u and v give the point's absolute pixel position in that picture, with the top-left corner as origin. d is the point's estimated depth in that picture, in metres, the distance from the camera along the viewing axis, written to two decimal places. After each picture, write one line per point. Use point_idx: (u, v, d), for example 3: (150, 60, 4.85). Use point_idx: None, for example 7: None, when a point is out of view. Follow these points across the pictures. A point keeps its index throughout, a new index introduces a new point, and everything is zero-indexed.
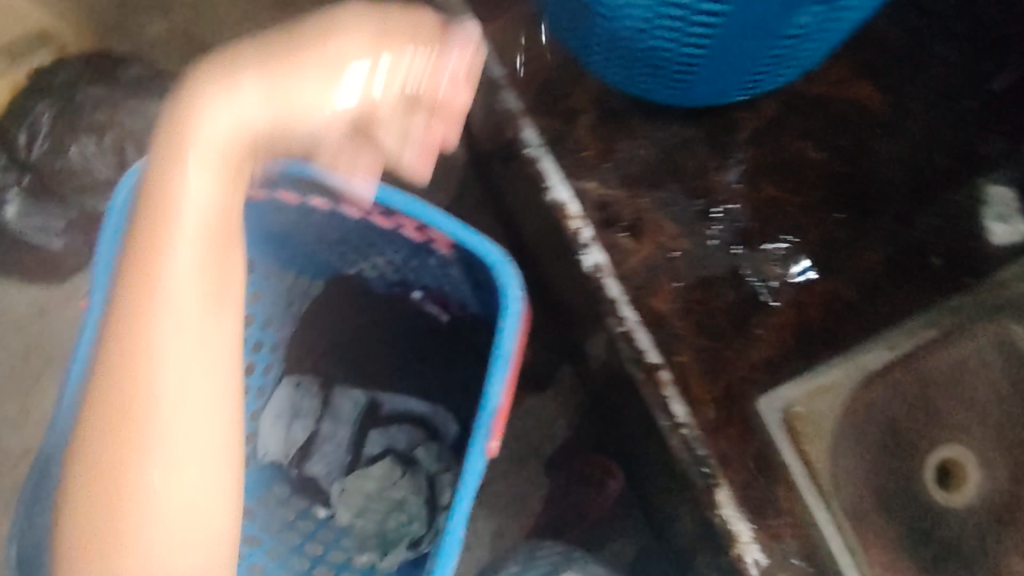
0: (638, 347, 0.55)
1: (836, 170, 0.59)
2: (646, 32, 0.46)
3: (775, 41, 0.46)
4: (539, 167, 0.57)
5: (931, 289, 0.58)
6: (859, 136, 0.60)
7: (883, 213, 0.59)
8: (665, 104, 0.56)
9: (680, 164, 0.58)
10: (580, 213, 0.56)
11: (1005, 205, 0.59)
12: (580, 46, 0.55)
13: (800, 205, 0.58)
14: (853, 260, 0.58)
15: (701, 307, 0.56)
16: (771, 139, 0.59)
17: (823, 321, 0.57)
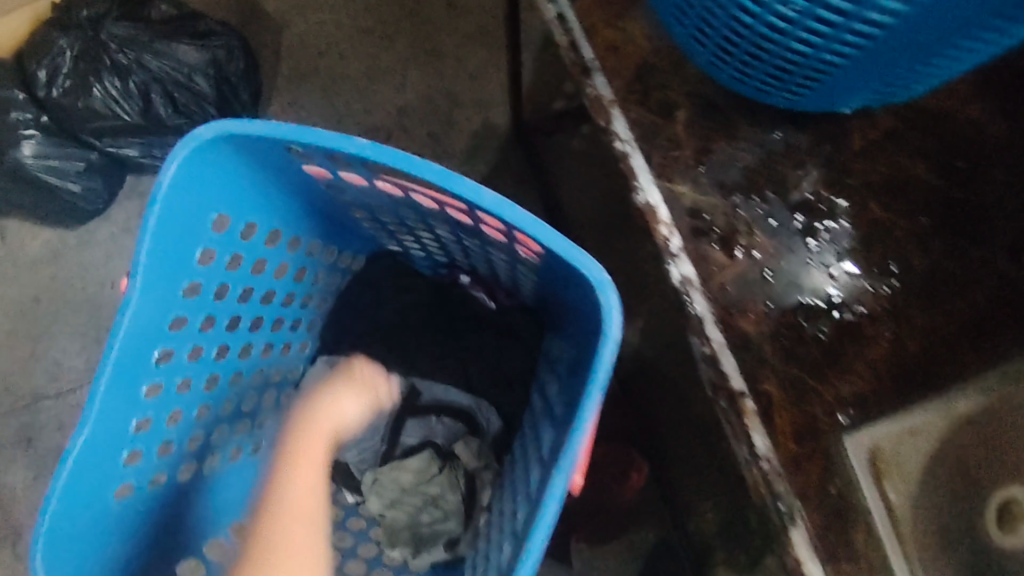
0: (722, 371, 0.51)
1: (953, 192, 0.54)
2: (785, 31, 0.41)
3: (927, 59, 0.41)
4: (630, 164, 0.53)
5: None
6: (980, 155, 0.54)
7: (999, 244, 0.53)
8: (777, 107, 0.51)
9: (779, 174, 0.54)
10: (670, 218, 0.52)
11: None
12: (690, 39, 0.49)
13: (909, 229, 0.54)
14: (966, 294, 0.53)
15: (793, 333, 0.52)
16: (886, 153, 0.55)
17: (924, 361, 0.53)
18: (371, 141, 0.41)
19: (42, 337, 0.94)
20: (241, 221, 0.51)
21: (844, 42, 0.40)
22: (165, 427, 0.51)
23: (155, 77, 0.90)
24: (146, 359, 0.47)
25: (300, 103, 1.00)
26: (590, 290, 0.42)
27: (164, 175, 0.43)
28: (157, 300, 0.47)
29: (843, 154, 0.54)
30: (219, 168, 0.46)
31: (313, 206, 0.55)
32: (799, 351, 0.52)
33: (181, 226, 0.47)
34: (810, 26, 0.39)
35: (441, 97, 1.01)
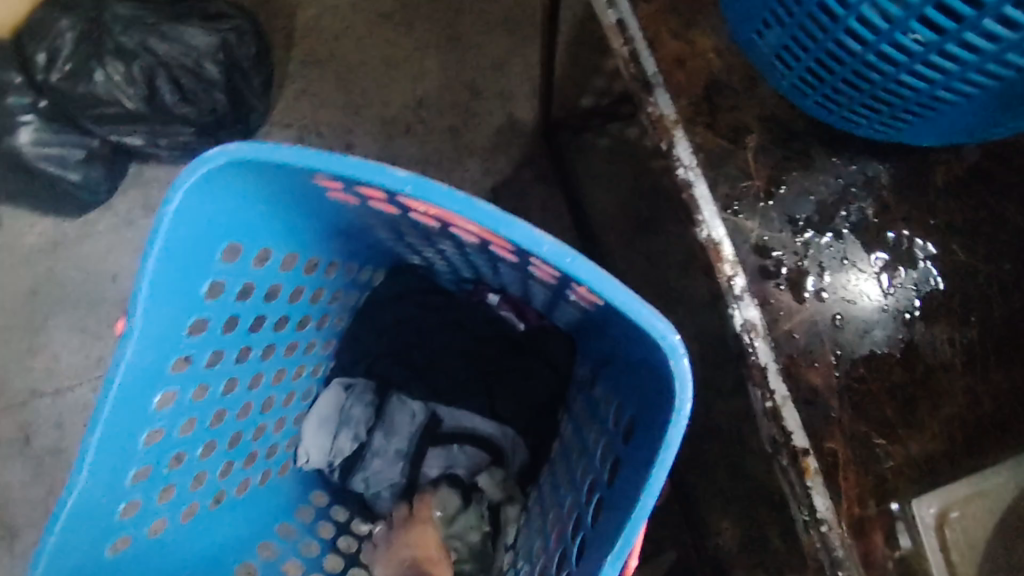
0: (785, 428, 0.47)
1: None
2: (897, 64, 0.37)
3: None
4: (693, 195, 0.49)
5: None
6: None
7: None
8: (861, 136, 0.48)
9: (855, 208, 0.49)
10: (735, 256, 0.48)
11: None
12: (774, 58, 0.45)
13: (991, 276, 0.50)
14: None
15: (862, 385, 0.48)
16: (970, 192, 0.51)
17: (1000, 421, 0.49)
18: (412, 175, 0.36)
19: (39, 331, 0.89)
20: (253, 250, 0.47)
21: (963, 80, 0.36)
22: (165, 470, 0.47)
23: (161, 62, 0.84)
24: (147, 403, 0.43)
25: (319, 91, 0.95)
26: (657, 352, 0.37)
27: (166, 205, 0.39)
28: (157, 339, 0.42)
29: (926, 192, 0.50)
30: (231, 195, 0.42)
31: (336, 228, 0.50)
32: (874, 407, 0.48)
33: (189, 258, 0.42)
34: (929, 61, 0.36)
35: (468, 88, 0.96)
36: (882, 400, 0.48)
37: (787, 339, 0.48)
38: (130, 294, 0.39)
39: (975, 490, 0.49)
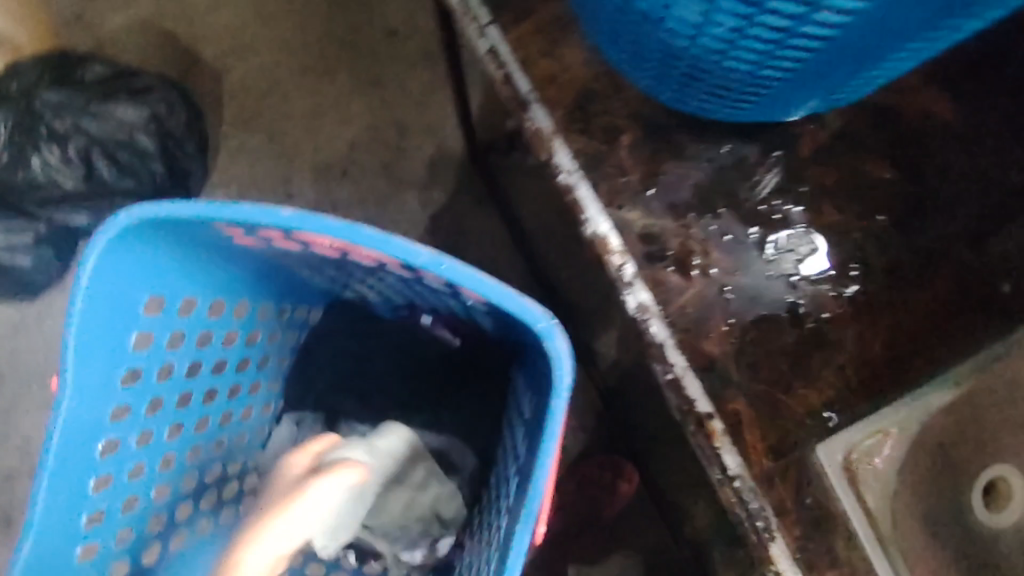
0: (687, 396, 0.51)
1: (903, 188, 0.54)
2: (731, 55, 0.40)
3: (868, 64, 0.41)
4: (577, 197, 0.51)
5: (1002, 320, 0.54)
6: (927, 147, 0.55)
7: (955, 233, 0.54)
8: (720, 119, 0.51)
9: (730, 187, 0.53)
10: (622, 246, 0.51)
11: None
12: (629, 63, 0.48)
13: (865, 229, 0.54)
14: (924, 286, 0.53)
15: (756, 347, 0.52)
16: (837, 153, 0.55)
17: (891, 361, 0.53)
18: (295, 211, 0.40)
19: (9, 415, 0.91)
20: (175, 299, 0.50)
21: (791, 56, 0.39)
22: (119, 516, 0.50)
23: (93, 141, 0.88)
24: (89, 453, 0.46)
25: (250, 148, 0.99)
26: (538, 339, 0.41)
27: (82, 266, 0.42)
28: (92, 392, 0.46)
29: (794, 162, 0.54)
30: (141, 250, 0.46)
31: (255, 272, 0.54)
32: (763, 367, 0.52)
33: (112, 313, 0.46)
34: (759, 49, 0.38)
35: (392, 124, 0.99)
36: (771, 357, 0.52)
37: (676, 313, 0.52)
38: (57, 352, 0.43)
39: (875, 428, 0.53)
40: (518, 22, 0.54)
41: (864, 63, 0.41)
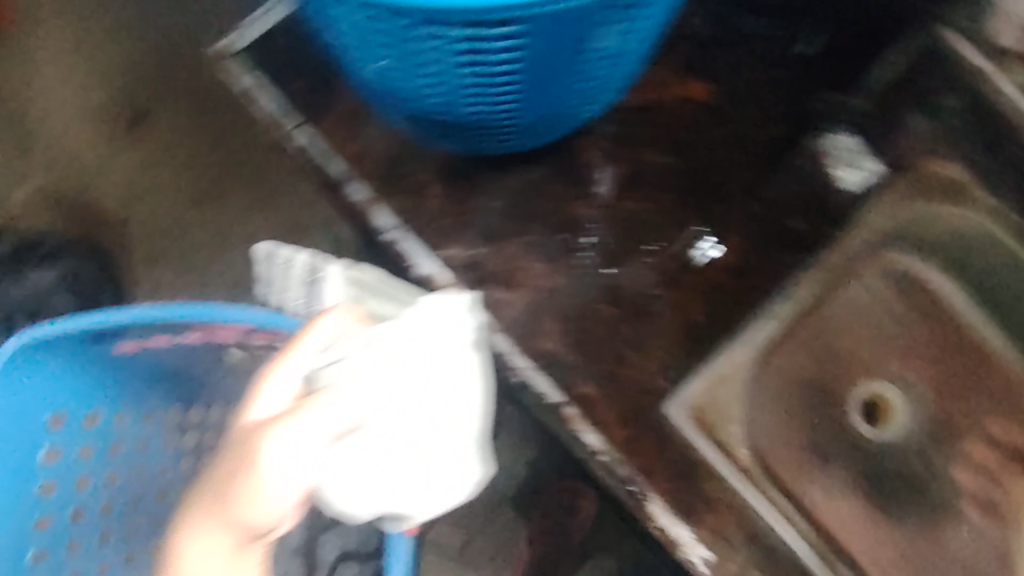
0: (539, 391, 0.58)
1: (680, 165, 0.66)
2: (502, 102, 0.49)
3: (579, 77, 0.49)
4: (400, 249, 0.60)
5: (795, 249, 0.70)
6: (695, 123, 0.67)
7: (742, 190, 0.67)
8: (507, 151, 0.59)
9: (530, 206, 0.63)
10: (452, 279, 0.60)
11: (850, 150, 0.70)
12: (466, 147, 0.59)
13: (657, 209, 0.65)
14: (722, 241, 0.67)
15: (576, 328, 0.62)
16: (615, 152, 0.65)
17: (706, 312, 0.66)
18: (155, 305, 0.51)
19: None
20: (80, 413, 0.55)
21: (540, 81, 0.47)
22: None
23: (13, 307, 0.88)
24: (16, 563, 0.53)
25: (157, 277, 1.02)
26: None
27: None
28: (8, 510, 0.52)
29: (585, 171, 0.64)
30: (30, 375, 0.52)
31: (153, 377, 0.57)
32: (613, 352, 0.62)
33: (16, 436, 0.52)
34: (506, 91, 0.48)
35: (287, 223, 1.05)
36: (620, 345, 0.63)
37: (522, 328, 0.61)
38: None
39: (714, 377, 0.68)
40: (315, 109, 0.62)
41: (610, 58, 0.48)
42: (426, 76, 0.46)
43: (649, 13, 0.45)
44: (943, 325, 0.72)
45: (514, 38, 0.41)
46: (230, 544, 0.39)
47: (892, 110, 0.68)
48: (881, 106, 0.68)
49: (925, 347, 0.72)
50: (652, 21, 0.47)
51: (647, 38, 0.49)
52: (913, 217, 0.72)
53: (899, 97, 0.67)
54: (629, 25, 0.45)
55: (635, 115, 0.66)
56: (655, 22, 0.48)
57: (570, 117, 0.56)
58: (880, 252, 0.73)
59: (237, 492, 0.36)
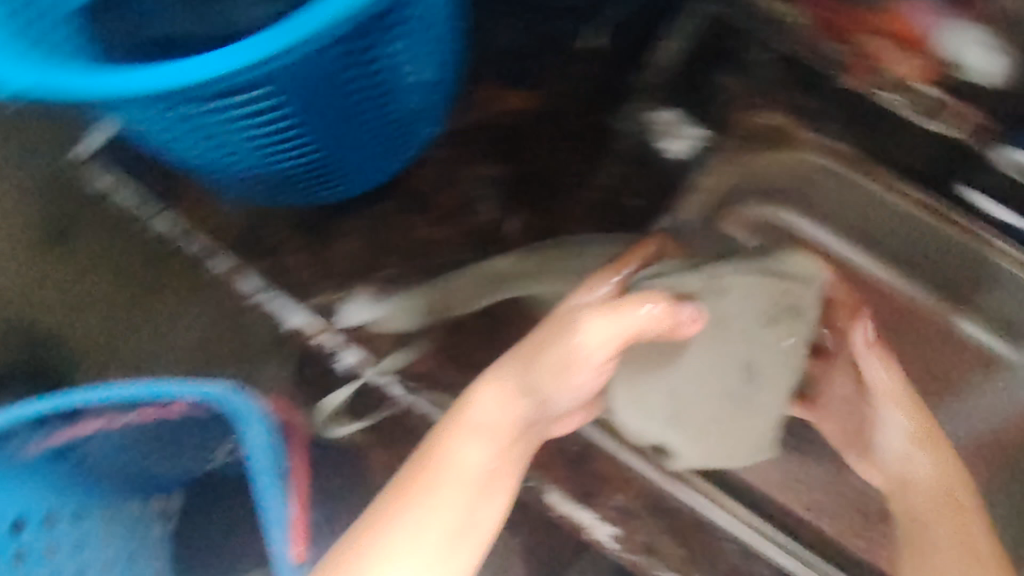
0: (419, 409, 0.73)
1: (515, 169, 0.78)
2: (373, 111, 0.65)
3: (376, 110, 0.65)
4: (273, 306, 0.76)
5: (635, 220, 0.77)
6: (517, 135, 0.78)
7: (573, 181, 0.78)
8: (336, 199, 0.75)
9: (389, 228, 0.76)
10: (316, 328, 0.75)
11: (673, 121, 0.78)
12: (337, 191, 0.74)
13: (490, 217, 0.77)
14: (581, 220, 0.77)
15: (449, 337, 0.73)
16: (461, 167, 0.77)
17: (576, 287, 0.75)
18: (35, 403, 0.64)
19: None
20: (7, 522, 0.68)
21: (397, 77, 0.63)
22: None
23: None
24: None
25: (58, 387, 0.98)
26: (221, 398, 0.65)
27: None
28: None
29: (442, 183, 0.77)
30: None
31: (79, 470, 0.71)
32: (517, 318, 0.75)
33: None
34: (373, 95, 0.63)
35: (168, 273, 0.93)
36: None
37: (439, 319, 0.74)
38: None
39: None
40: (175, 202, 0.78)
41: (439, 36, 0.64)
42: (211, 140, 0.61)
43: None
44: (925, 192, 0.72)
45: (367, 37, 0.56)
46: (493, 439, 0.51)
47: (693, 80, 0.78)
48: (685, 78, 0.78)
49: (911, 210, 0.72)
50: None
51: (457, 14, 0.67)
52: (745, 169, 0.77)
53: (686, 74, 0.77)
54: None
55: (498, 125, 0.78)
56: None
57: (420, 123, 0.72)
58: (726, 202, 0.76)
59: (552, 353, 0.53)
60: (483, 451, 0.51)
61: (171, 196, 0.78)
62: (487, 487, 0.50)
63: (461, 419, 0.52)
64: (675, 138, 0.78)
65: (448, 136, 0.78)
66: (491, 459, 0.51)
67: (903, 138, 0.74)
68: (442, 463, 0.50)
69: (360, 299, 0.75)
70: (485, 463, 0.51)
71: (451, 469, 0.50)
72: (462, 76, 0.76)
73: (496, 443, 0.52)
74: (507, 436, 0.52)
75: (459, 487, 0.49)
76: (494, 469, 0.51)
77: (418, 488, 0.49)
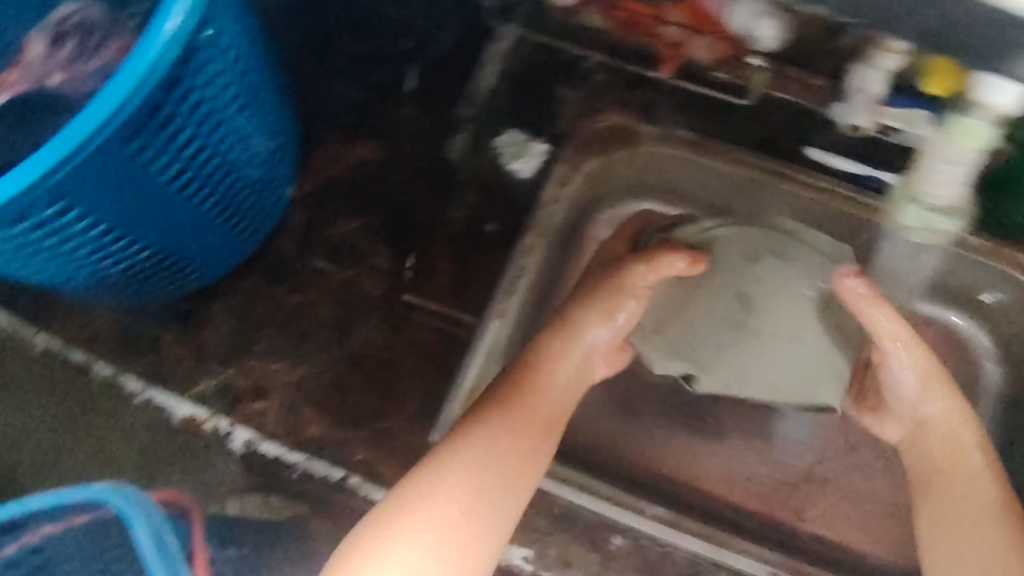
0: (316, 472, 0.73)
1: (373, 216, 0.77)
2: (211, 193, 0.67)
3: (200, 199, 0.67)
4: (160, 401, 0.76)
5: (498, 246, 0.76)
6: (368, 182, 0.77)
7: (432, 217, 0.77)
8: (195, 287, 0.75)
9: (260, 304, 0.76)
10: (207, 413, 0.75)
11: (515, 143, 0.78)
12: (202, 278, 0.75)
13: (360, 270, 0.76)
14: (454, 254, 0.76)
15: (335, 400, 0.74)
16: (317, 231, 0.77)
17: (454, 326, 0.75)
18: None
19: None
20: None
21: (219, 153, 0.65)
22: None
23: None
24: None
25: None
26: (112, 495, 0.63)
27: None
28: None
29: (305, 246, 0.77)
30: None
31: None
32: (393, 370, 0.74)
33: None
34: (206, 177, 0.66)
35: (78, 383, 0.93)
36: (397, 363, 0.74)
37: (319, 382, 0.75)
38: None
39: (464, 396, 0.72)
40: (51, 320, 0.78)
41: (248, 104, 0.66)
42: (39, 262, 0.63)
43: (237, 32, 0.62)
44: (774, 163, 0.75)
45: (166, 125, 0.59)
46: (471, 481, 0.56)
47: (523, 100, 0.78)
48: (515, 97, 0.78)
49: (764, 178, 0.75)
50: (249, 48, 0.65)
51: (265, 81, 0.69)
52: (593, 169, 0.76)
53: (517, 96, 0.78)
54: (234, 51, 0.62)
55: (343, 182, 0.78)
56: (255, 47, 0.66)
57: (266, 194, 0.74)
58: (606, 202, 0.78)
59: (524, 394, 0.60)
60: (487, 459, 0.57)
61: (46, 312, 0.79)
62: (492, 492, 0.56)
63: (468, 430, 0.58)
64: (522, 158, 0.78)
65: (300, 202, 0.78)
66: (492, 465, 0.57)
67: (745, 114, 0.77)
68: (457, 465, 0.56)
69: (239, 379, 0.75)
70: (489, 470, 0.57)
71: (456, 475, 0.56)
72: (298, 140, 0.77)
73: (500, 452, 0.58)
74: (505, 448, 0.58)
75: (467, 492, 0.55)
76: (478, 512, 0.55)
77: (431, 494, 0.54)
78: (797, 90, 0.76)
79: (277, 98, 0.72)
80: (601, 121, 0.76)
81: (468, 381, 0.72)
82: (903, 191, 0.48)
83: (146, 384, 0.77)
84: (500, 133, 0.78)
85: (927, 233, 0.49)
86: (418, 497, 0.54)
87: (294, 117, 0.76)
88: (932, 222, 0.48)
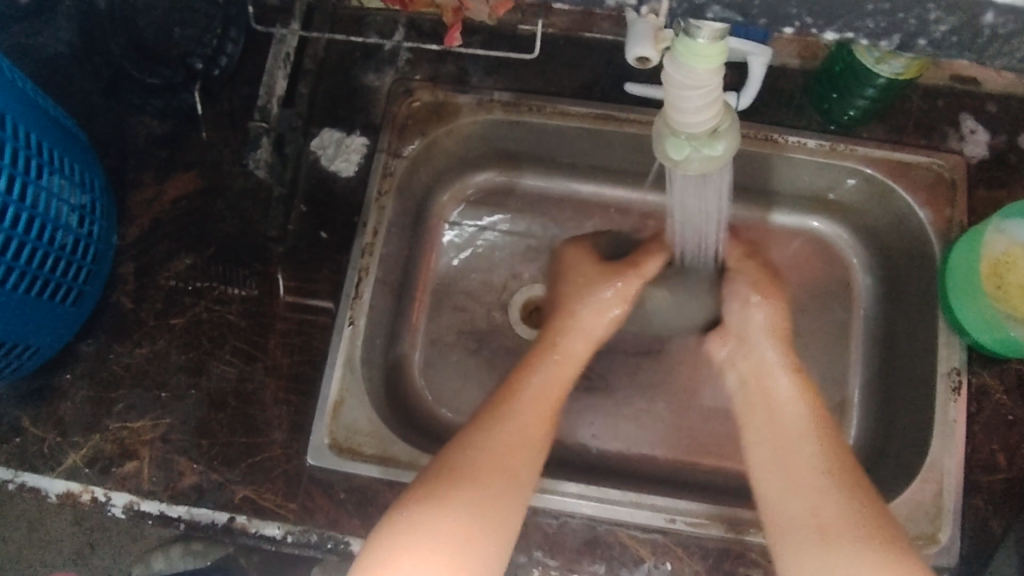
0: (202, 519, 0.69)
1: (205, 250, 0.74)
2: (12, 270, 0.61)
3: (8, 283, 0.61)
4: (32, 483, 0.71)
5: (337, 249, 0.73)
6: (194, 216, 0.74)
7: (263, 237, 0.74)
8: (32, 365, 0.70)
9: (109, 364, 0.73)
10: (81, 485, 0.70)
11: (333, 142, 0.75)
12: (37, 357, 0.70)
13: (201, 308, 0.73)
14: (296, 271, 0.73)
15: (206, 442, 0.70)
16: (153, 273, 0.74)
17: (306, 340, 0.72)
18: None
19: None
20: None
21: (6, 230, 0.59)
22: None
23: None
24: None
25: None
26: None
27: None
28: None
29: (142, 295, 0.74)
30: None
31: None
32: (256, 401, 0.71)
33: None
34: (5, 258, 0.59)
35: None
36: (258, 393, 0.71)
37: (187, 429, 0.71)
38: None
39: (329, 409, 0.68)
40: None
41: (25, 171, 0.60)
42: None
43: None
44: (594, 103, 0.73)
45: None
46: (497, 476, 0.57)
47: (328, 98, 0.75)
48: (320, 96, 0.75)
49: (589, 120, 0.73)
50: (6, 114, 0.59)
51: (40, 143, 0.63)
52: (419, 146, 0.73)
53: (322, 94, 0.75)
54: None
55: (168, 221, 0.75)
56: (14, 109, 0.60)
57: (79, 255, 0.69)
58: (435, 161, 0.77)
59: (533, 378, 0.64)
60: (516, 444, 0.59)
61: None
62: (509, 482, 0.57)
63: (492, 418, 0.61)
64: (341, 156, 0.74)
65: (129, 251, 0.74)
66: (513, 452, 0.59)
67: (559, 59, 0.75)
68: (490, 452, 0.58)
69: (107, 443, 0.71)
70: (516, 460, 0.58)
71: (471, 465, 0.57)
72: (108, 191, 0.73)
73: (524, 443, 0.60)
74: (533, 437, 0.60)
75: (499, 473, 0.57)
76: (503, 505, 0.56)
77: (467, 477, 0.56)
78: (609, 27, 0.75)
79: (63, 155, 0.66)
80: (415, 100, 0.73)
81: (331, 395, 0.69)
82: (667, 126, 0.45)
83: (18, 469, 0.71)
84: (313, 137, 0.75)
85: (701, 164, 0.46)
86: (450, 484, 0.55)
87: (98, 163, 0.72)
88: (699, 149, 0.45)
